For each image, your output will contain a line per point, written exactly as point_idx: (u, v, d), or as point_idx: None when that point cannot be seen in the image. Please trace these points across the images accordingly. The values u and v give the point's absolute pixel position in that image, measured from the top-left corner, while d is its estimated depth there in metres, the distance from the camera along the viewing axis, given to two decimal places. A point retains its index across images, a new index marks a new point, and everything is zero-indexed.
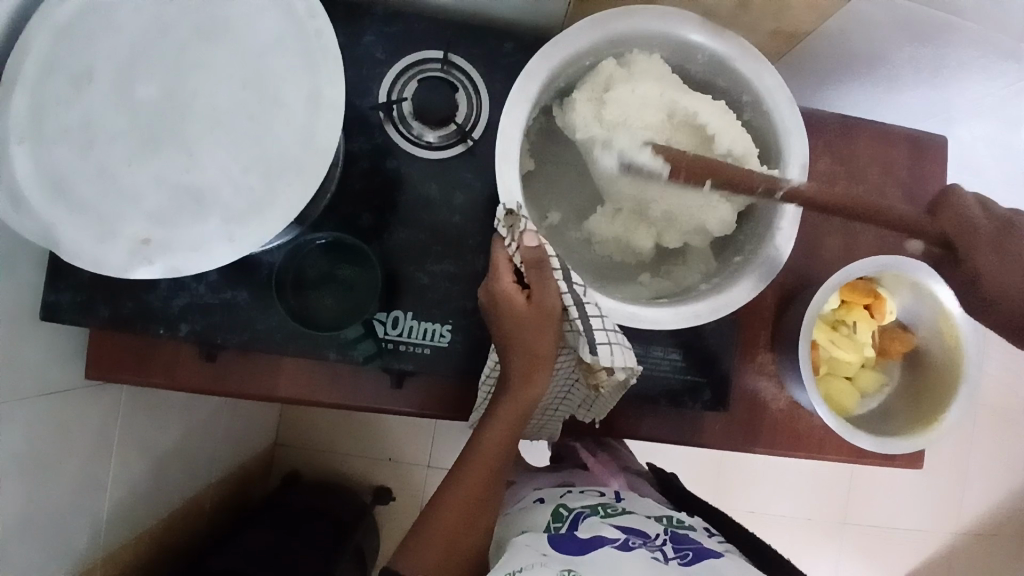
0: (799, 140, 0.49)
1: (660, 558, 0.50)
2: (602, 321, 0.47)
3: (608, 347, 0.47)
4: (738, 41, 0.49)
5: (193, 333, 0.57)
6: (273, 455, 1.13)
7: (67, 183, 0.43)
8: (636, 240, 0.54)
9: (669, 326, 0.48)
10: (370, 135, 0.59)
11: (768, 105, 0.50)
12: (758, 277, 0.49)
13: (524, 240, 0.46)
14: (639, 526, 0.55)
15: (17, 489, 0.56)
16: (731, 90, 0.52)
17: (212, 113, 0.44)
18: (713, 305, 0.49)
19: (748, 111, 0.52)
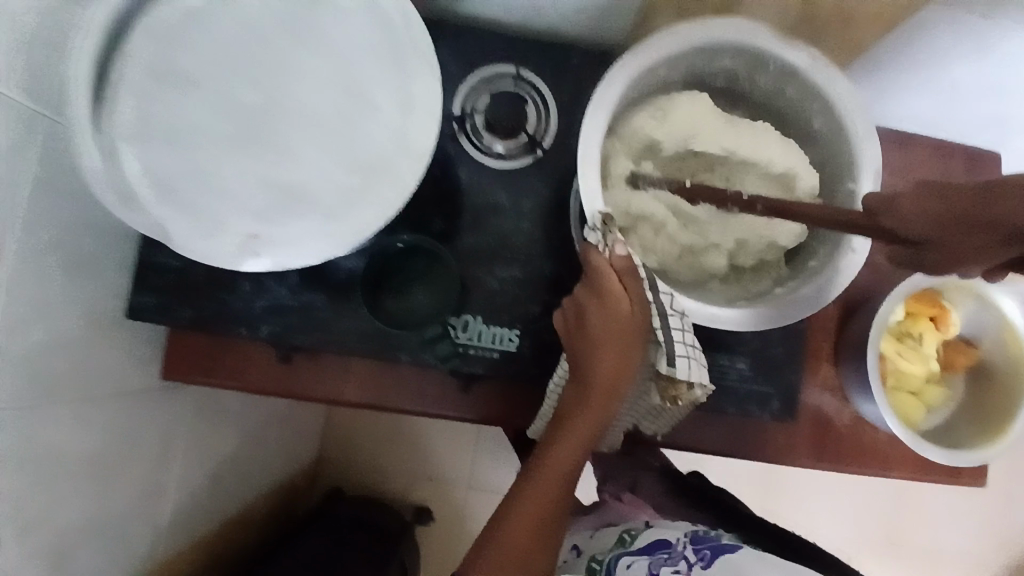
0: (870, 145, 0.50)
1: (683, 571, 0.51)
2: (681, 332, 0.47)
3: (687, 359, 0.46)
4: (810, 51, 0.51)
5: (273, 334, 0.58)
6: (315, 470, 1.13)
7: (177, 181, 0.45)
8: (710, 263, 0.54)
9: (747, 326, 0.49)
10: (444, 146, 0.61)
11: (840, 112, 0.51)
12: (832, 281, 0.50)
13: (614, 252, 0.47)
14: (660, 537, 0.55)
15: (95, 489, 0.56)
16: (801, 98, 0.54)
17: (313, 116, 0.46)
18: (796, 305, 0.50)
19: (818, 116, 0.53)
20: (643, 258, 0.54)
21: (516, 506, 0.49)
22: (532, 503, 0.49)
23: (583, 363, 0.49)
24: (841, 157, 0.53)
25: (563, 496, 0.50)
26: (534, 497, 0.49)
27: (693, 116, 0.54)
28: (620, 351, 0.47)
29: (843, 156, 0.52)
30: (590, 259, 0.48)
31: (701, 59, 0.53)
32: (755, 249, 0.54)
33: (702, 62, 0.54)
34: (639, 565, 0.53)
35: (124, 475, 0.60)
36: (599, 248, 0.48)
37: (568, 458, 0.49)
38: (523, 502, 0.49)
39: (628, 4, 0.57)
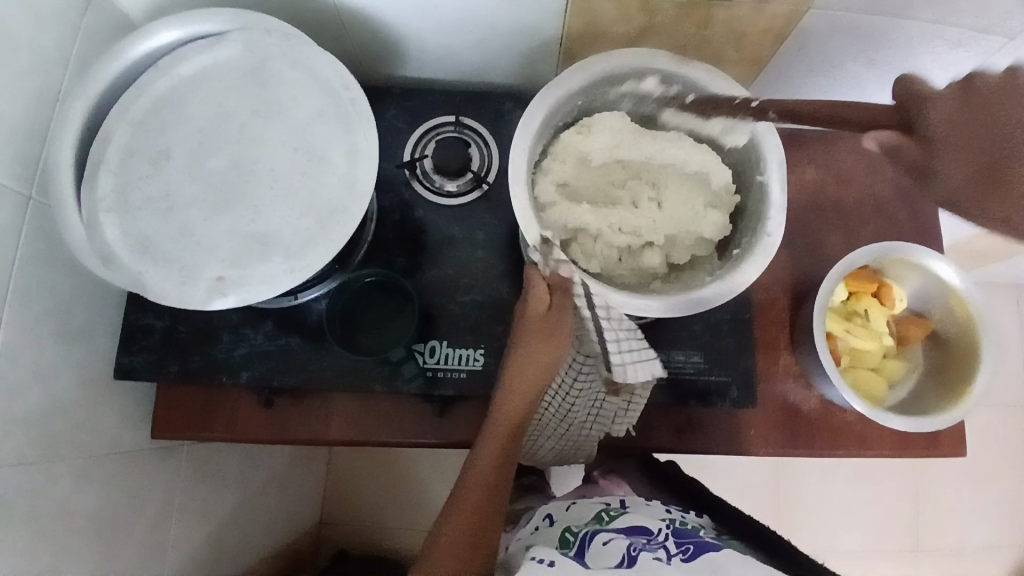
0: (773, 142, 0.55)
1: (663, 558, 0.51)
2: (613, 332, 0.52)
3: (620, 366, 0.52)
4: (705, 67, 0.56)
5: (253, 378, 0.62)
6: (321, 534, 1.14)
7: (152, 239, 0.50)
8: (648, 262, 0.59)
9: (679, 311, 0.52)
10: (399, 191, 0.67)
11: (741, 116, 0.56)
12: (756, 263, 0.54)
13: (559, 268, 0.51)
14: (642, 526, 0.56)
15: (97, 548, 0.59)
16: (708, 110, 0.59)
17: (270, 173, 0.52)
18: (724, 286, 0.53)
19: (725, 123, 0.58)
20: (585, 264, 0.59)
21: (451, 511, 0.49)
22: (468, 506, 0.49)
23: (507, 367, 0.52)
24: (752, 156, 0.57)
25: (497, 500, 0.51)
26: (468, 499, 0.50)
27: (612, 134, 0.59)
28: (543, 356, 0.51)
29: (754, 155, 0.57)
30: (528, 273, 0.52)
31: (613, 87, 0.59)
32: (685, 243, 0.60)
33: (614, 89, 0.59)
34: (616, 542, 0.53)
35: (125, 534, 0.62)
36: (539, 265, 0.51)
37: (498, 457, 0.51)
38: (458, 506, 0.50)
39: (546, 49, 0.64)
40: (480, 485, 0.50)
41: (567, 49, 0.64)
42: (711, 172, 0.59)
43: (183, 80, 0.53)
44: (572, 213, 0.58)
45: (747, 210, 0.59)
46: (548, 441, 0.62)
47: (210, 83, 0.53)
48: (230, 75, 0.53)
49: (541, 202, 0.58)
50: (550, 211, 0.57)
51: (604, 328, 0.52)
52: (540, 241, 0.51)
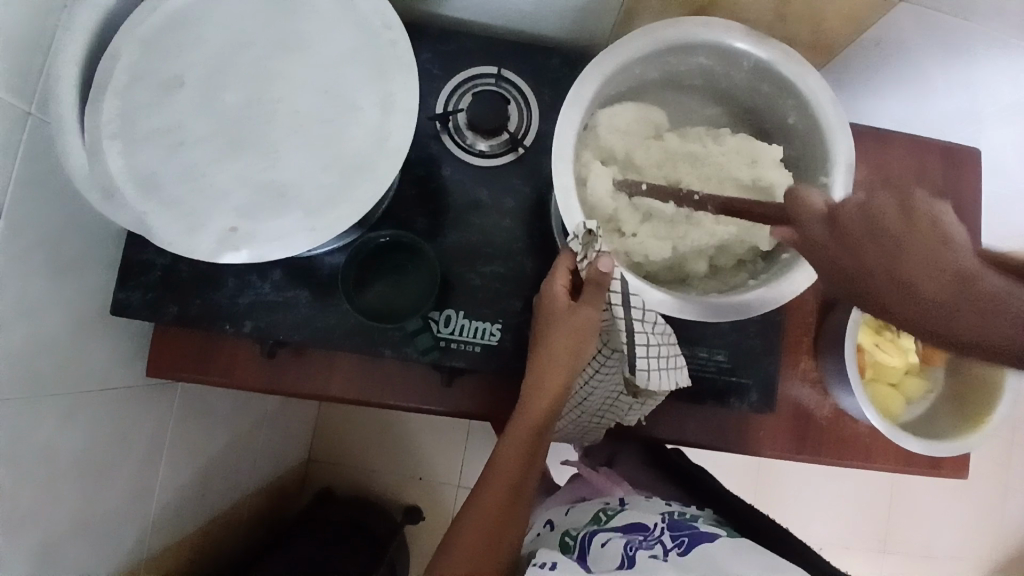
0: (843, 138, 0.51)
1: (659, 555, 0.52)
2: (647, 336, 0.48)
3: (647, 373, 0.49)
4: (782, 48, 0.52)
5: (256, 329, 0.59)
6: (306, 473, 1.14)
7: (160, 178, 0.46)
8: (690, 263, 0.55)
9: (716, 316, 0.50)
10: (426, 145, 0.62)
11: (813, 105, 0.52)
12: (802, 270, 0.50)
13: (598, 262, 0.46)
14: (637, 522, 0.57)
15: (82, 488, 0.57)
16: (774, 94, 0.55)
17: (294, 114, 0.47)
18: (763, 295, 0.51)
19: (794, 112, 0.54)
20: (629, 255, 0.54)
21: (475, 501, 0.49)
22: (493, 496, 0.49)
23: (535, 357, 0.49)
24: (817, 154, 0.53)
25: (522, 490, 0.50)
26: (493, 489, 0.49)
27: (652, 125, 0.57)
28: (570, 356, 0.48)
29: (816, 150, 0.53)
30: (558, 256, 0.50)
31: (677, 58, 0.54)
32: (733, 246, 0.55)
33: (678, 60, 0.55)
34: (614, 542, 0.54)
35: (110, 475, 0.61)
36: (578, 256, 0.48)
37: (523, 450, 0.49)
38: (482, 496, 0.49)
39: (603, 6, 0.58)
40: (499, 488, 0.49)
41: (626, 9, 0.58)
42: (761, 156, 0.54)
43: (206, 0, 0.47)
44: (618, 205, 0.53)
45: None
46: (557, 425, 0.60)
47: (236, 7, 0.47)
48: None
49: (589, 194, 0.53)
50: (596, 202, 0.53)
51: (637, 331, 0.48)
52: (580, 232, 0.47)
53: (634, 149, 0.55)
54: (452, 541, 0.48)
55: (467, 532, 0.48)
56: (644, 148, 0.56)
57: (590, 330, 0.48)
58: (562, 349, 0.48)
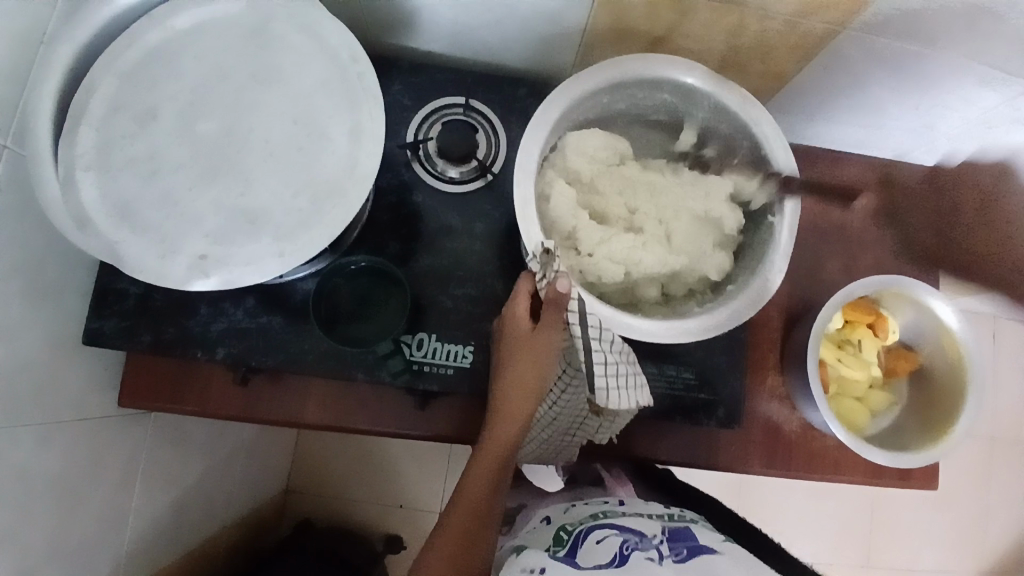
0: (792, 180, 0.53)
1: (654, 558, 0.50)
2: (604, 354, 0.49)
3: (606, 392, 0.49)
4: (741, 92, 0.53)
5: (229, 356, 0.60)
6: (285, 502, 1.13)
7: (133, 206, 0.47)
8: (641, 288, 0.57)
9: (661, 338, 0.51)
10: (398, 172, 0.64)
11: (766, 150, 0.53)
12: (748, 301, 0.52)
13: (555, 283, 0.48)
14: (636, 525, 0.55)
15: (54, 520, 0.56)
16: (733, 136, 0.56)
17: (265, 144, 0.48)
18: (708, 323, 0.52)
19: (749, 152, 0.56)
20: (581, 274, 0.55)
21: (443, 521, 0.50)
22: (461, 515, 0.50)
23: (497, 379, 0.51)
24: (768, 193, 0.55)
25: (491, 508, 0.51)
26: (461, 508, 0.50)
27: (617, 152, 0.59)
28: (532, 378, 0.50)
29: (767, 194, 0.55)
30: (520, 283, 0.51)
31: (642, 92, 0.56)
32: (683, 275, 0.57)
33: (644, 95, 0.57)
34: (609, 540, 0.53)
35: (83, 506, 0.60)
36: (537, 276, 0.50)
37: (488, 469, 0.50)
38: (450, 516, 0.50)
39: (566, 38, 0.61)
40: (466, 510, 0.50)
41: (589, 42, 0.61)
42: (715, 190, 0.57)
43: (179, 35, 0.48)
44: (577, 221, 0.55)
45: (750, 246, 0.57)
46: (530, 447, 0.60)
47: (208, 41, 0.49)
48: (228, 34, 0.49)
49: (549, 211, 0.55)
50: (553, 218, 0.55)
51: (595, 350, 0.48)
52: (539, 250, 0.50)
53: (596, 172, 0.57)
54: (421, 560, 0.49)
55: (435, 555, 0.49)
56: (605, 172, 0.58)
57: (549, 351, 0.49)
58: (522, 370, 0.50)
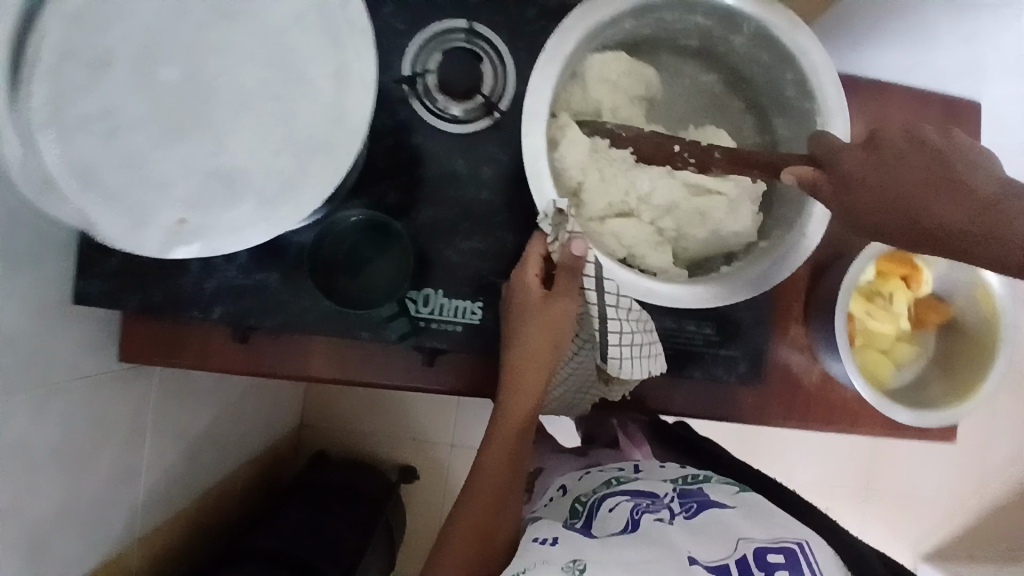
0: (841, 121, 0.46)
1: (665, 517, 0.49)
2: (620, 322, 0.46)
3: (619, 360, 0.47)
4: (786, 14, 0.46)
5: (226, 315, 0.57)
6: (299, 435, 1.15)
7: (96, 165, 0.42)
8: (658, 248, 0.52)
9: (686, 305, 0.47)
10: (395, 111, 0.58)
11: (813, 85, 0.47)
12: (782, 262, 0.48)
13: (571, 246, 0.45)
14: (648, 489, 0.54)
15: (58, 478, 0.56)
16: (774, 66, 0.49)
17: (238, 93, 0.43)
18: (736, 286, 0.47)
19: (791, 86, 0.49)
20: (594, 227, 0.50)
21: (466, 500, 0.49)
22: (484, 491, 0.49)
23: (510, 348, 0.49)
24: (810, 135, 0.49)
25: (513, 480, 0.51)
26: (483, 483, 0.49)
27: (641, 84, 0.52)
28: (547, 352, 0.48)
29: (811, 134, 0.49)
30: (530, 247, 0.48)
31: (672, 14, 0.49)
32: (702, 255, 0.53)
33: (673, 18, 0.50)
34: (621, 507, 0.52)
35: (90, 461, 0.60)
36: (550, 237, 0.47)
37: (508, 440, 0.50)
38: (473, 493, 0.49)
39: None
40: (487, 483, 0.49)
41: None
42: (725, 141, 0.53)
43: None
44: (590, 174, 0.49)
45: (783, 197, 0.52)
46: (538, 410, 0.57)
47: None
48: None
49: (559, 158, 0.49)
50: (565, 167, 0.49)
51: (611, 317, 0.46)
52: (551, 210, 0.46)
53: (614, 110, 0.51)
54: (444, 540, 0.48)
55: (459, 532, 0.48)
56: (625, 110, 0.52)
57: (565, 323, 0.47)
58: (534, 346, 0.48)
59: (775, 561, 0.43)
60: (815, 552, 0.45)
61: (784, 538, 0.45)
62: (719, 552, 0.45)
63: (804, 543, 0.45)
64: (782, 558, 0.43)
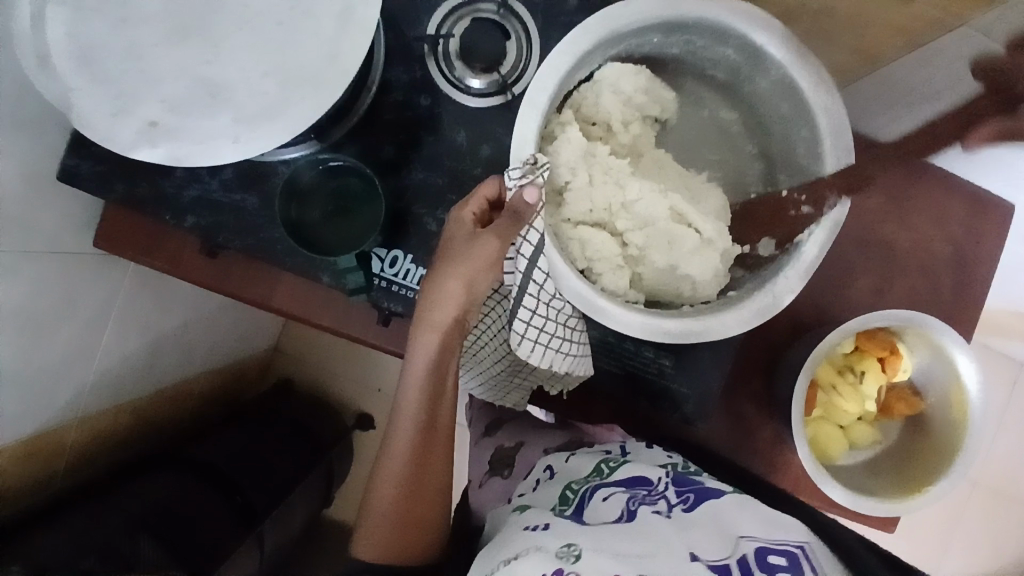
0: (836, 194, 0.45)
1: (662, 511, 0.50)
2: (541, 300, 0.47)
3: (533, 342, 0.49)
4: (816, 69, 0.44)
5: (197, 227, 0.58)
6: (272, 361, 1.18)
7: (94, 48, 0.43)
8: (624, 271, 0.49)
9: (631, 334, 0.45)
10: (411, 67, 0.57)
11: (823, 146, 0.45)
12: (745, 316, 0.46)
13: (523, 193, 0.43)
14: (640, 475, 0.55)
15: (12, 344, 0.58)
16: (793, 118, 0.47)
17: (243, 8, 0.43)
18: (683, 327, 0.46)
19: (803, 145, 0.47)
20: (557, 228, 0.48)
21: (390, 449, 0.53)
22: (405, 445, 0.52)
23: (425, 297, 0.47)
24: (808, 197, 0.47)
25: (428, 441, 0.53)
26: (403, 442, 0.52)
27: (656, 104, 0.50)
28: (441, 353, 0.48)
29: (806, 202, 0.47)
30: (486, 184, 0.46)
31: (703, 40, 0.47)
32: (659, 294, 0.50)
33: (704, 45, 0.48)
34: (615, 498, 0.53)
35: (49, 337, 0.62)
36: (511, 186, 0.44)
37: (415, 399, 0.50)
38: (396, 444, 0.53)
39: None
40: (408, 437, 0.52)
41: None
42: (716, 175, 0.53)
43: None
44: (577, 179, 0.47)
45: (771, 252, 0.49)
46: (477, 376, 0.60)
47: None
48: None
49: (548, 153, 0.47)
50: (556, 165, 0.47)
51: (529, 292, 0.47)
52: (525, 161, 0.44)
53: (620, 123, 0.49)
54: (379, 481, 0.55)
55: (389, 474, 0.54)
56: (629, 125, 0.50)
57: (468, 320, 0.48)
58: (427, 356, 0.48)
59: (775, 561, 0.43)
60: (815, 557, 0.45)
61: (787, 540, 0.45)
62: (718, 550, 0.45)
63: (804, 548, 0.45)
64: (781, 560, 0.44)
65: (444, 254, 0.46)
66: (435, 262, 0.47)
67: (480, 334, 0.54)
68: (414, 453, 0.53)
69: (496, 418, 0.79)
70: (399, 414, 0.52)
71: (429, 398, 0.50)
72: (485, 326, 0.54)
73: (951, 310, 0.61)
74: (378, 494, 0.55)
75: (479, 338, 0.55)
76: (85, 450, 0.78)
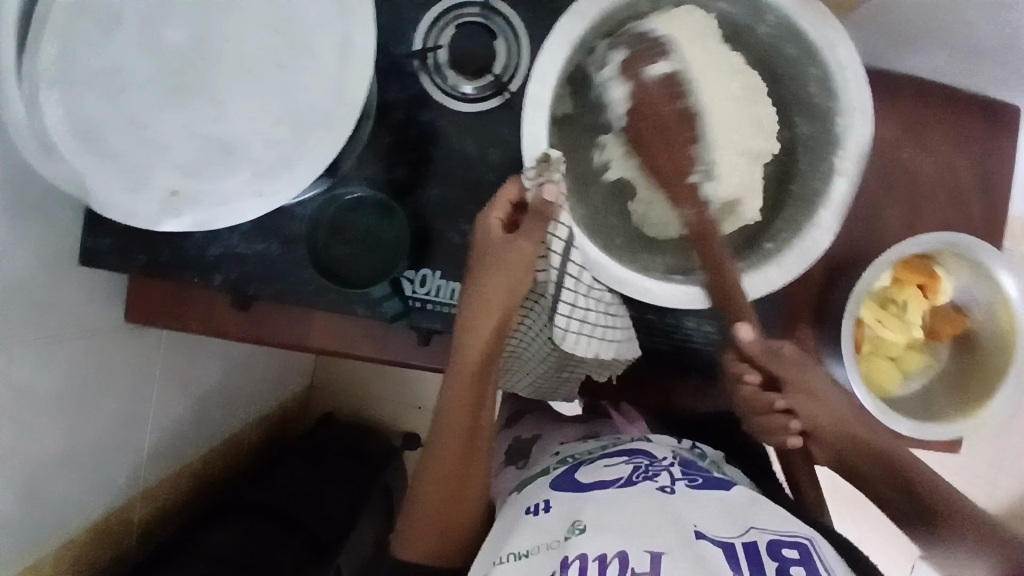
0: (862, 121, 0.45)
1: (666, 485, 0.44)
2: None
3: (578, 334, 0.49)
4: (815, 6, 0.44)
5: (227, 282, 0.58)
6: (309, 397, 1.18)
7: (96, 124, 0.42)
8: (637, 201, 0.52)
9: (677, 305, 0.47)
10: (405, 85, 0.56)
11: (837, 82, 0.45)
12: (793, 261, 0.47)
13: (543, 191, 0.42)
14: (647, 452, 0.49)
15: (62, 429, 0.58)
16: (798, 60, 0.48)
17: (241, 60, 0.43)
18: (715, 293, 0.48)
19: (814, 84, 0.47)
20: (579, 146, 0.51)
21: (431, 471, 0.47)
22: (450, 464, 0.47)
23: (467, 300, 0.47)
24: (829, 133, 0.48)
25: (475, 455, 0.48)
26: (448, 459, 0.47)
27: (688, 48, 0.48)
28: (485, 355, 0.47)
29: (825, 140, 0.48)
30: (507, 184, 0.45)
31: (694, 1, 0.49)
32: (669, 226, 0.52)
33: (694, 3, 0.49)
34: (616, 466, 0.47)
35: (99, 416, 0.62)
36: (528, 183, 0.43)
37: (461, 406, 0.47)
38: (438, 466, 0.47)
39: None
40: (454, 453, 0.47)
41: None
42: None
43: None
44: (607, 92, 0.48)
45: (802, 197, 0.50)
46: (525, 378, 0.60)
47: None
48: None
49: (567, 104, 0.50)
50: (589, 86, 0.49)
51: None
52: (537, 159, 0.44)
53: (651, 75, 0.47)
54: (415, 511, 0.48)
55: (428, 500, 0.47)
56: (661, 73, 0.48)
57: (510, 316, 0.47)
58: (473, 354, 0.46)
59: (791, 554, 0.37)
60: (828, 553, 0.39)
61: (796, 531, 0.40)
62: (728, 529, 0.40)
63: (811, 541, 0.40)
64: (796, 553, 0.38)
65: (483, 252, 0.46)
66: (475, 263, 0.47)
67: (523, 335, 0.54)
68: (459, 471, 0.47)
69: (518, 408, 0.73)
70: (440, 426, 0.47)
71: (476, 402, 0.47)
72: (528, 324, 0.54)
73: (982, 224, 0.61)
74: (415, 527, 0.47)
75: (522, 339, 0.55)
76: (148, 517, 0.78)
